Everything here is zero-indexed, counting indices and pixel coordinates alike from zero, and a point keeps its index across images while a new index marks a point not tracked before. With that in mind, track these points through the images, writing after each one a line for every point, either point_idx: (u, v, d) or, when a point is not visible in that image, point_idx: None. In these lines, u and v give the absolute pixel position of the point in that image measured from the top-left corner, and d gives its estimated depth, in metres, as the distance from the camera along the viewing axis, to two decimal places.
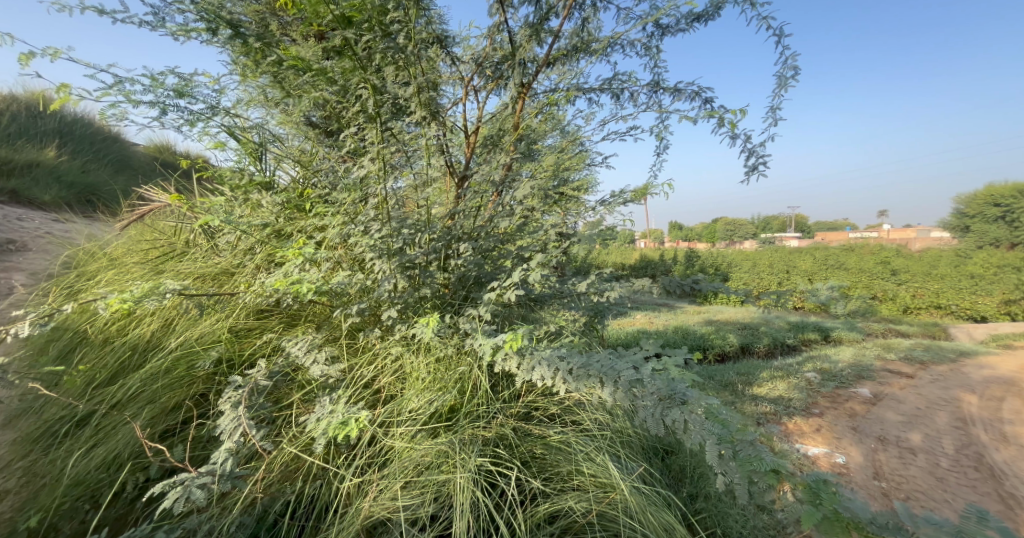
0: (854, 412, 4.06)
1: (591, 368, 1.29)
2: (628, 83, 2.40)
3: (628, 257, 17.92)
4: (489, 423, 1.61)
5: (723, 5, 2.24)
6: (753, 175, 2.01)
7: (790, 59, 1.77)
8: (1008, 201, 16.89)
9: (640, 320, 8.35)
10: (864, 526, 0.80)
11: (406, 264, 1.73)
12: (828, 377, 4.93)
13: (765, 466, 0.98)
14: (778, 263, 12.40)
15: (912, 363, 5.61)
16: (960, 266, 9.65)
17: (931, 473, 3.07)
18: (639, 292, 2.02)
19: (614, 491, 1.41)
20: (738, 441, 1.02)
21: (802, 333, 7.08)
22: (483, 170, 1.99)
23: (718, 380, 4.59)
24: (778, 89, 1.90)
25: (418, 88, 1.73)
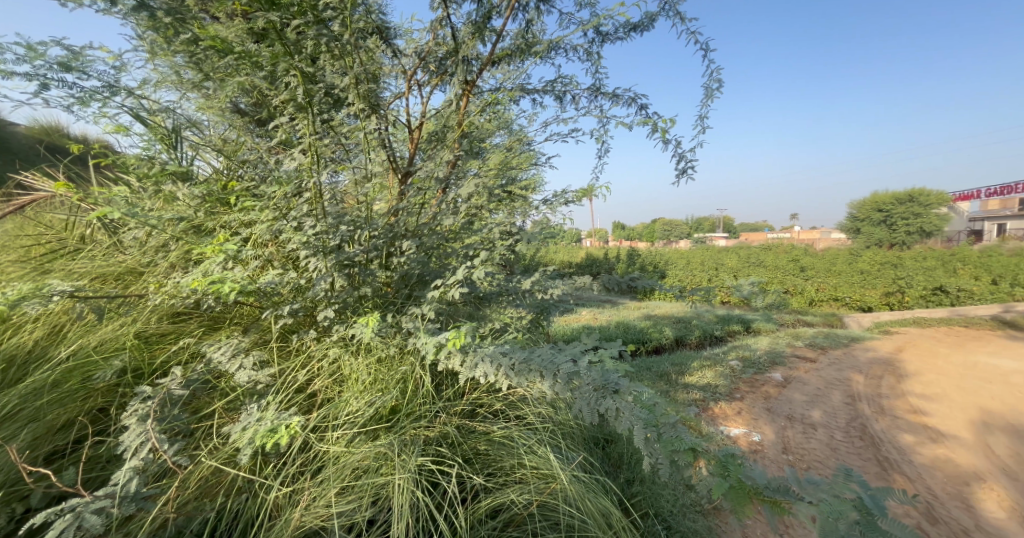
0: (768, 395, 4.55)
1: (532, 362, 1.33)
2: (570, 87, 2.49)
3: (574, 255, 18.53)
4: (432, 422, 1.60)
5: (657, 18, 2.40)
6: (683, 179, 2.17)
7: (715, 73, 1.94)
8: (888, 207, 19.69)
9: (585, 316, 8.69)
10: (761, 492, 0.90)
11: (344, 261, 1.66)
12: (748, 364, 5.47)
13: (685, 445, 1.06)
14: (708, 261, 13.49)
15: (815, 349, 6.39)
16: (853, 262, 11.11)
17: (827, 445, 3.53)
18: (581, 288, 2.10)
19: (554, 481, 1.46)
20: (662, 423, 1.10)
21: (727, 324, 7.78)
22: (427, 166, 1.96)
23: (654, 371, 4.91)
24: (705, 99, 2.07)
25: (356, 79, 1.67)
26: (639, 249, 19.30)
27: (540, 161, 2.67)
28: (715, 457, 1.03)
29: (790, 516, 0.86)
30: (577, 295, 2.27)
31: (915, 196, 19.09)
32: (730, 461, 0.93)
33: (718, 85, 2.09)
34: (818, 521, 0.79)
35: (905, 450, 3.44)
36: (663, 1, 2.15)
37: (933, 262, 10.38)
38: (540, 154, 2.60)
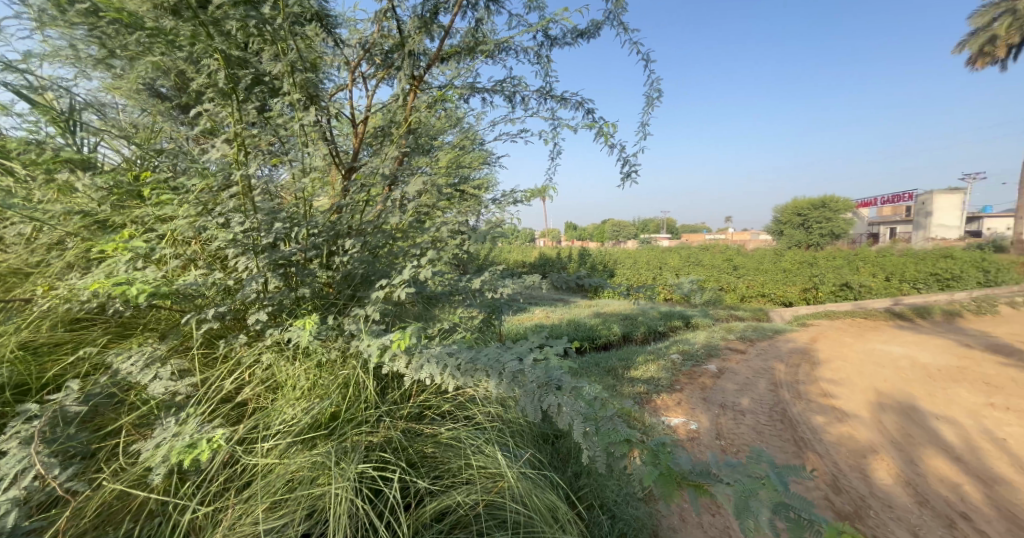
0: (704, 385, 4.90)
1: (478, 362, 1.33)
2: (521, 89, 2.52)
3: (527, 254, 18.79)
4: (376, 427, 1.55)
5: (602, 26, 2.49)
6: (627, 182, 2.28)
7: (654, 82, 2.06)
8: (806, 212, 21.93)
9: (538, 315, 8.85)
10: (688, 477, 0.95)
11: (279, 261, 1.55)
12: (687, 357, 5.85)
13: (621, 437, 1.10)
14: (653, 260, 14.26)
15: (745, 341, 6.97)
16: (777, 261, 12.24)
17: (753, 429, 3.86)
18: (529, 288, 2.13)
19: (502, 480, 1.47)
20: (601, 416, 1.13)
21: (669, 320, 8.27)
22: (371, 161, 1.89)
23: (602, 367, 5.10)
24: (646, 107, 2.19)
25: (290, 67, 1.56)
26: (589, 248, 19.97)
27: (492, 161, 2.68)
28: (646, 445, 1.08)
29: (711, 497, 0.93)
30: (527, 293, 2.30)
31: (827, 202, 21.38)
32: (659, 449, 0.98)
33: (658, 94, 2.22)
34: (734, 499, 0.85)
35: (816, 430, 3.85)
36: (608, 11, 2.24)
37: (841, 261, 11.71)
38: (492, 154, 2.60)
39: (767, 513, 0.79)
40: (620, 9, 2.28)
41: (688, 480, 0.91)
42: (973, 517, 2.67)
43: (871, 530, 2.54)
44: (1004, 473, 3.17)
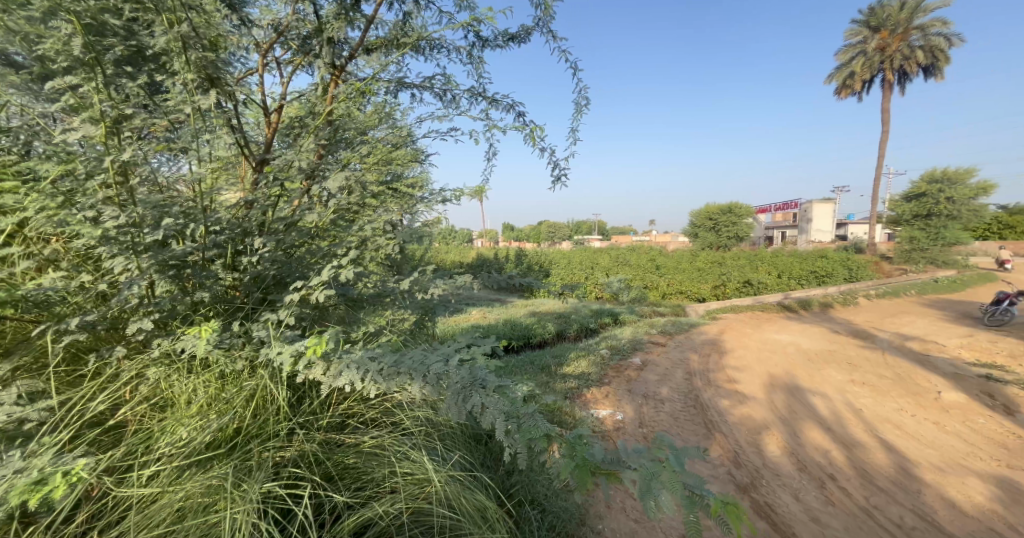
0: (629, 377, 5.24)
1: (401, 366, 1.28)
2: (452, 88, 2.49)
3: (465, 255, 18.68)
4: (289, 441, 1.43)
5: (532, 32, 2.55)
6: (557, 185, 2.36)
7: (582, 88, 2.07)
8: (716, 217, 24.41)
9: (475, 316, 8.84)
10: (601, 466, 0.98)
11: (168, 261, 1.36)
12: (615, 351, 6.22)
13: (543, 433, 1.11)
14: (585, 260, 14.93)
15: (665, 334, 7.58)
16: (693, 261, 13.48)
17: (670, 415, 4.21)
18: (461, 289, 2.10)
19: (429, 485, 1.43)
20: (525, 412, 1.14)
21: (600, 317, 8.72)
22: (286, 153, 1.74)
23: (536, 365, 5.23)
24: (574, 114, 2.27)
25: (180, 41, 1.36)
26: (526, 249, 20.41)
27: (424, 158, 2.61)
28: (565, 438, 1.11)
29: (622, 482, 0.97)
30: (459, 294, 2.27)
31: (732, 208, 23.99)
32: (576, 441, 1.01)
33: (586, 103, 2.32)
34: (639, 482, 0.90)
35: (722, 412, 4.30)
36: (537, 17, 2.30)
37: (744, 261, 13.20)
38: (423, 152, 2.54)
39: (667, 493, 0.85)
40: (549, 17, 2.35)
41: (599, 470, 0.94)
42: (839, 478, 3.15)
43: (762, 498, 2.88)
44: (861, 438, 3.78)
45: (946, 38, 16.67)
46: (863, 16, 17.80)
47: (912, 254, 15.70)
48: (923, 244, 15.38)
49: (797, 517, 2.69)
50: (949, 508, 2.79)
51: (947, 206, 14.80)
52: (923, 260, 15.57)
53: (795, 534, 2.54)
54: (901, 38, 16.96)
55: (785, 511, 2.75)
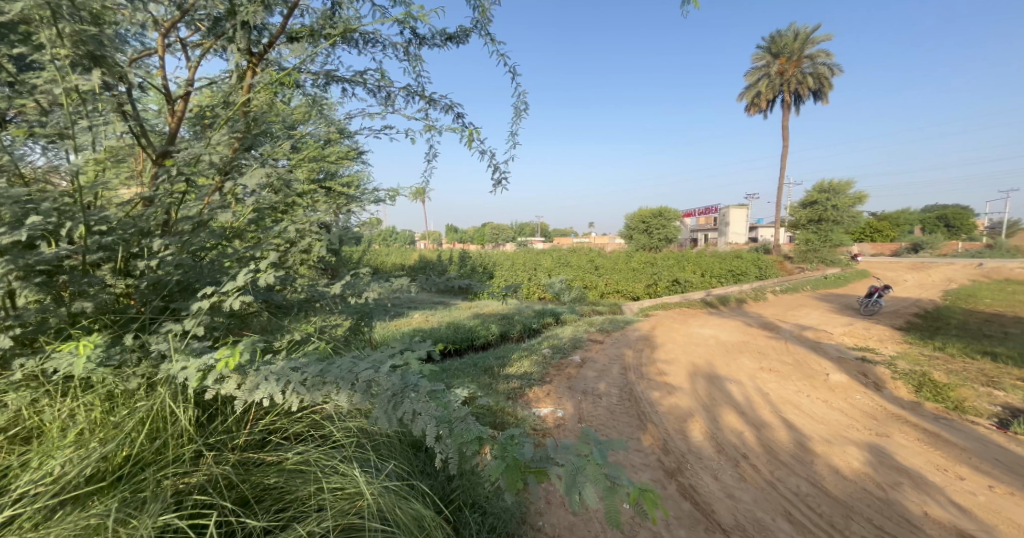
0: (569, 374, 5.42)
1: (328, 375, 1.21)
2: (387, 86, 2.39)
3: (406, 257, 18.12)
4: (195, 465, 1.28)
5: (470, 34, 2.54)
6: (497, 188, 2.36)
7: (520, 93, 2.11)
8: (648, 220, 26.05)
9: (417, 320, 8.63)
10: (531, 465, 0.98)
11: (36, 266, 1.17)
12: (556, 350, 6.41)
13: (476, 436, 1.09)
14: (528, 262, 15.19)
15: (603, 332, 7.95)
16: (628, 261, 14.27)
17: (607, 409, 4.42)
18: (397, 292, 2.03)
19: (361, 499, 1.36)
20: (457, 415, 1.12)
21: (542, 317, 8.92)
22: (194, 145, 1.56)
23: (479, 367, 5.24)
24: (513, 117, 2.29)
25: (47, 9, 1.15)
26: (469, 251, 20.30)
27: (360, 157, 2.50)
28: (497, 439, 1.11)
29: (549, 480, 0.99)
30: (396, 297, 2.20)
31: (662, 213, 25.78)
32: (508, 442, 1.01)
33: (525, 108, 2.36)
34: (565, 478, 0.92)
35: (652, 403, 4.59)
36: (474, 19, 2.29)
37: (672, 262, 14.24)
38: (358, 150, 2.43)
39: (591, 486, 0.88)
40: (486, 19, 2.36)
41: (527, 469, 0.94)
42: (750, 456, 3.50)
43: (687, 481, 3.12)
44: (768, 418, 4.24)
45: (831, 68, 19.31)
46: (767, 43, 20.05)
47: (809, 255, 17.97)
48: (816, 245, 17.65)
49: (715, 495, 2.95)
50: (835, 474, 3.22)
51: (834, 212, 17.13)
52: (817, 259, 17.86)
53: (714, 510, 2.78)
54: (797, 65, 19.36)
55: (705, 490, 3.00)
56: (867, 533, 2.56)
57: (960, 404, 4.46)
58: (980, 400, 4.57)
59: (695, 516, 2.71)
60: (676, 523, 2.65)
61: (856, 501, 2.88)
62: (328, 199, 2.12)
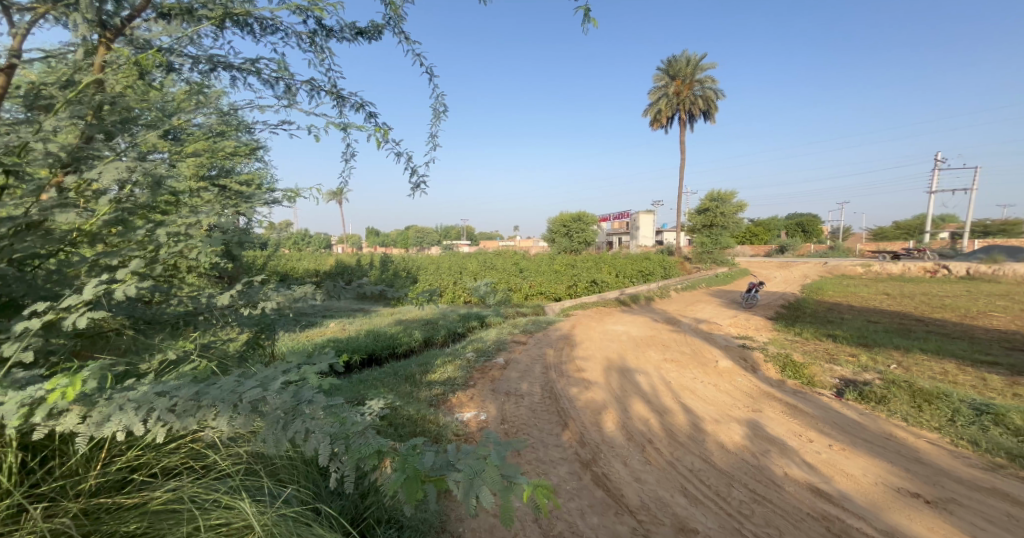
0: (493, 377, 5.48)
1: (204, 398, 1.07)
2: (288, 77, 2.19)
3: (321, 261, 16.82)
4: (17, 523, 1.04)
5: (383, 31, 2.45)
6: (416, 191, 2.31)
7: (438, 96, 2.09)
8: (569, 224, 27.36)
9: (333, 330, 8.06)
10: (432, 473, 0.96)
11: None
12: (480, 353, 6.43)
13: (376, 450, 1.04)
14: (453, 265, 15.01)
15: (526, 333, 8.17)
16: (550, 263, 14.85)
17: (529, 409, 4.54)
18: (299, 300, 1.87)
19: (250, 532, 1.21)
20: (356, 431, 1.06)
21: (467, 321, 8.89)
22: (20, 131, 1.29)
23: (400, 376, 5.07)
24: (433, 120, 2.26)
25: None
26: (392, 255, 19.49)
27: (261, 154, 2.28)
28: (399, 451, 1.07)
29: (448, 488, 0.97)
30: (300, 306, 2.04)
31: (581, 217, 27.32)
32: (408, 453, 0.98)
33: (442, 110, 2.35)
34: (463, 484, 0.92)
35: (571, 399, 4.82)
36: (387, 16, 2.22)
37: (590, 264, 15.13)
38: (259, 147, 2.22)
39: (487, 488, 0.90)
40: (399, 17, 2.29)
41: (427, 478, 0.92)
42: (654, 440, 3.84)
43: (600, 469, 3.33)
44: (670, 404, 4.70)
45: (716, 93, 22.09)
46: (666, 66, 22.32)
47: (703, 256, 20.33)
48: (709, 247, 20.05)
49: (625, 480, 3.18)
50: (721, 449, 3.67)
51: (721, 219, 19.61)
52: (710, 260, 20.28)
53: (623, 494, 3.00)
54: (690, 88, 21.85)
55: (616, 476, 3.23)
56: (744, 497, 2.96)
57: (812, 379, 5.38)
58: (825, 375, 5.56)
59: (606, 502, 2.90)
60: (590, 510, 2.81)
61: (736, 470, 3.31)
62: (216, 199, 1.89)
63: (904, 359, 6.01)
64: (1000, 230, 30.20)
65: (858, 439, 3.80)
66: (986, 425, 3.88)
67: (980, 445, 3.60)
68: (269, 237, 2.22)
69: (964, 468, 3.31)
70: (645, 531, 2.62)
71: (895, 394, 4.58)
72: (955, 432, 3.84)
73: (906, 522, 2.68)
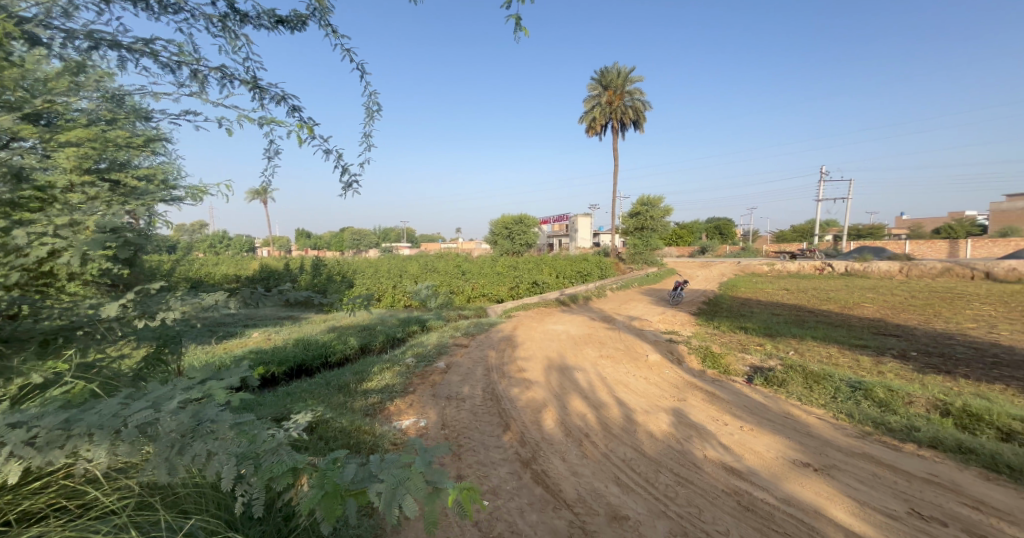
0: (434, 381, 5.36)
1: (76, 425, 0.93)
2: (193, 61, 1.96)
3: (243, 266, 15.35)
4: None
5: (307, 22, 2.30)
6: (347, 191, 2.21)
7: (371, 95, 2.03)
8: (510, 226, 27.70)
9: (256, 341, 7.38)
10: (353, 487, 0.92)
11: None
12: (420, 359, 6.26)
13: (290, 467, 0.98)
14: (392, 268, 14.48)
15: (468, 335, 8.12)
16: (491, 265, 14.88)
17: (470, 412, 4.50)
18: (210, 309, 1.72)
19: None
20: (266, 450, 0.99)
21: (407, 325, 8.61)
22: None
23: (333, 387, 4.79)
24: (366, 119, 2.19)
25: None
26: (325, 258, 18.31)
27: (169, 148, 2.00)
28: (318, 467, 1.02)
29: (371, 501, 0.93)
30: (211, 315, 1.86)
31: (522, 220, 27.82)
32: (328, 468, 0.94)
33: (375, 108, 2.26)
34: (385, 494, 0.89)
35: (512, 400, 4.87)
36: (311, 6, 2.08)
37: (532, 266, 15.40)
38: (165, 140, 1.98)
39: (410, 496, 0.88)
40: (326, 9, 2.16)
41: (345, 492, 0.88)
42: (591, 434, 4.00)
43: (540, 467, 3.39)
44: (605, 399, 4.92)
45: (644, 104, 23.63)
46: (599, 76, 23.41)
47: (636, 257, 21.62)
48: (640, 249, 21.39)
49: (563, 475, 3.27)
50: (650, 438, 3.92)
51: (650, 222, 21.02)
52: (641, 260, 21.64)
53: (561, 489, 3.08)
54: (620, 98, 23.15)
55: (555, 472, 3.31)
56: (669, 481, 3.18)
57: (727, 368, 5.94)
58: (738, 363, 6.18)
59: (545, 499, 2.96)
60: (529, 508, 2.85)
61: (663, 457, 3.55)
62: (108, 196, 1.66)
63: (800, 346, 6.87)
64: (870, 233, 35.71)
65: (763, 420, 4.26)
66: (859, 399, 4.56)
67: (855, 416, 4.22)
68: (174, 239, 1.99)
69: (842, 437, 3.86)
70: (581, 522, 2.71)
71: (792, 377, 5.22)
72: (836, 407, 4.46)
73: (800, 489, 3.05)
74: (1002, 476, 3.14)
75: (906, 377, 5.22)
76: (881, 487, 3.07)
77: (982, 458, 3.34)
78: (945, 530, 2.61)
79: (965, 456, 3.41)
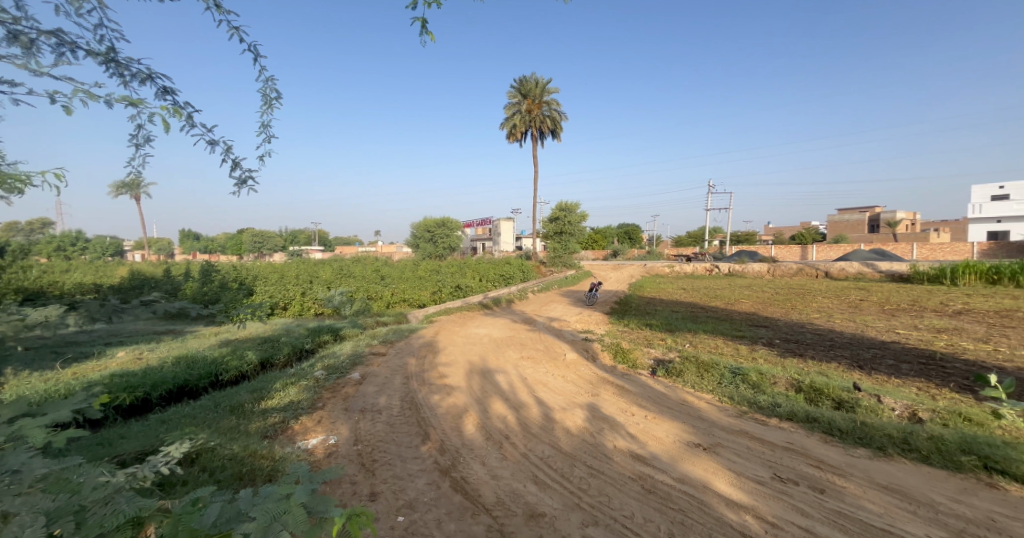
0: (346, 394, 4.98)
1: None
2: (9, 21, 1.57)
3: (108, 275, 12.80)
4: None
5: None
6: (241, 188, 1.98)
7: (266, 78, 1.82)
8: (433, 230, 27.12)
9: (121, 362, 6.17)
10: (213, 529, 0.81)
11: None
12: (331, 371, 5.77)
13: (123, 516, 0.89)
14: (302, 273, 13.20)
15: (386, 343, 7.69)
16: (413, 269, 14.33)
17: (386, 424, 4.26)
18: (42, 328, 1.50)
19: None
20: (91, 503, 0.91)
21: (317, 335, 7.90)
22: None
23: (223, 409, 4.21)
24: (263, 109, 1.99)
25: None
26: (219, 264, 16.05)
27: None
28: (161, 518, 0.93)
29: None
30: (44, 337, 1.55)
31: (444, 223, 27.58)
32: (183, 515, 0.83)
33: (274, 97, 2.05)
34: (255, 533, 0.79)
35: (432, 407, 4.73)
36: None
37: (455, 269, 15.19)
38: None
39: (287, 533, 0.78)
40: None
41: (204, 535, 0.77)
42: (510, 436, 4.03)
43: (459, 474, 3.32)
44: (525, 399, 5.02)
45: (561, 115, 24.85)
46: (519, 84, 24.09)
47: (556, 261, 22.54)
48: (560, 252, 22.40)
49: (482, 479, 3.24)
50: (566, 434, 4.07)
51: (568, 227, 22.14)
52: (561, 263, 22.66)
53: (480, 494, 3.04)
54: (539, 107, 24.04)
55: (474, 478, 3.26)
56: (582, 473, 3.34)
57: (635, 363, 6.44)
58: (644, 357, 6.74)
59: (464, 506, 2.91)
60: (447, 518, 2.77)
61: (578, 451, 3.71)
62: None
63: (695, 340, 7.69)
64: (747, 239, 41.67)
65: (664, 408, 4.69)
66: (738, 383, 5.27)
67: (736, 398, 4.84)
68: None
69: (725, 417, 4.41)
70: (499, 525, 2.70)
71: (688, 367, 5.83)
72: (722, 391, 5.08)
73: (692, 468, 3.40)
74: (836, 438, 3.84)
75: (773, 362, 6.16)
76: (753, 458, 3.55)
77: (823, 425, 4.05)
78: (798, 488, 3.10)
79: (811, 425, 4.12)
